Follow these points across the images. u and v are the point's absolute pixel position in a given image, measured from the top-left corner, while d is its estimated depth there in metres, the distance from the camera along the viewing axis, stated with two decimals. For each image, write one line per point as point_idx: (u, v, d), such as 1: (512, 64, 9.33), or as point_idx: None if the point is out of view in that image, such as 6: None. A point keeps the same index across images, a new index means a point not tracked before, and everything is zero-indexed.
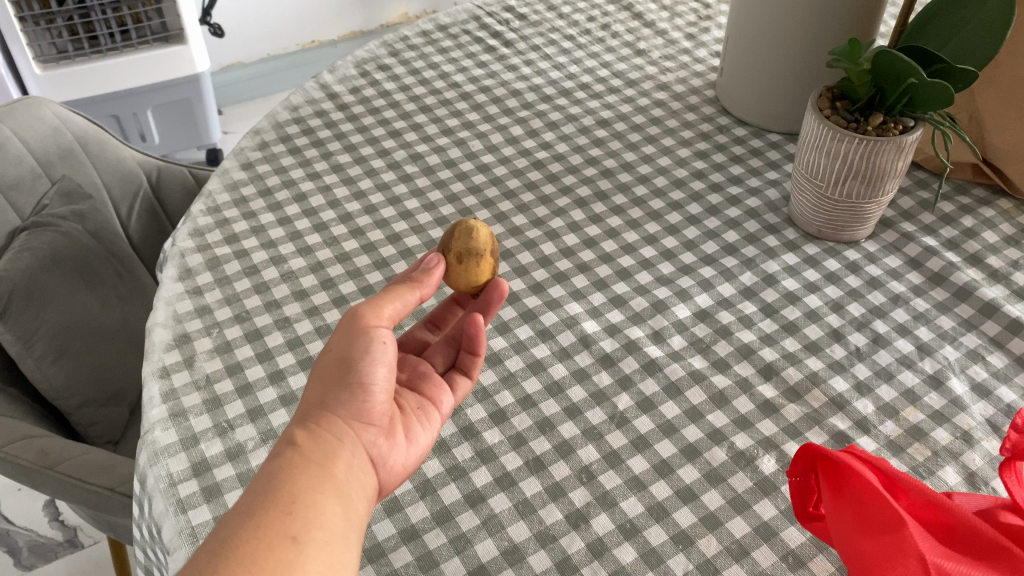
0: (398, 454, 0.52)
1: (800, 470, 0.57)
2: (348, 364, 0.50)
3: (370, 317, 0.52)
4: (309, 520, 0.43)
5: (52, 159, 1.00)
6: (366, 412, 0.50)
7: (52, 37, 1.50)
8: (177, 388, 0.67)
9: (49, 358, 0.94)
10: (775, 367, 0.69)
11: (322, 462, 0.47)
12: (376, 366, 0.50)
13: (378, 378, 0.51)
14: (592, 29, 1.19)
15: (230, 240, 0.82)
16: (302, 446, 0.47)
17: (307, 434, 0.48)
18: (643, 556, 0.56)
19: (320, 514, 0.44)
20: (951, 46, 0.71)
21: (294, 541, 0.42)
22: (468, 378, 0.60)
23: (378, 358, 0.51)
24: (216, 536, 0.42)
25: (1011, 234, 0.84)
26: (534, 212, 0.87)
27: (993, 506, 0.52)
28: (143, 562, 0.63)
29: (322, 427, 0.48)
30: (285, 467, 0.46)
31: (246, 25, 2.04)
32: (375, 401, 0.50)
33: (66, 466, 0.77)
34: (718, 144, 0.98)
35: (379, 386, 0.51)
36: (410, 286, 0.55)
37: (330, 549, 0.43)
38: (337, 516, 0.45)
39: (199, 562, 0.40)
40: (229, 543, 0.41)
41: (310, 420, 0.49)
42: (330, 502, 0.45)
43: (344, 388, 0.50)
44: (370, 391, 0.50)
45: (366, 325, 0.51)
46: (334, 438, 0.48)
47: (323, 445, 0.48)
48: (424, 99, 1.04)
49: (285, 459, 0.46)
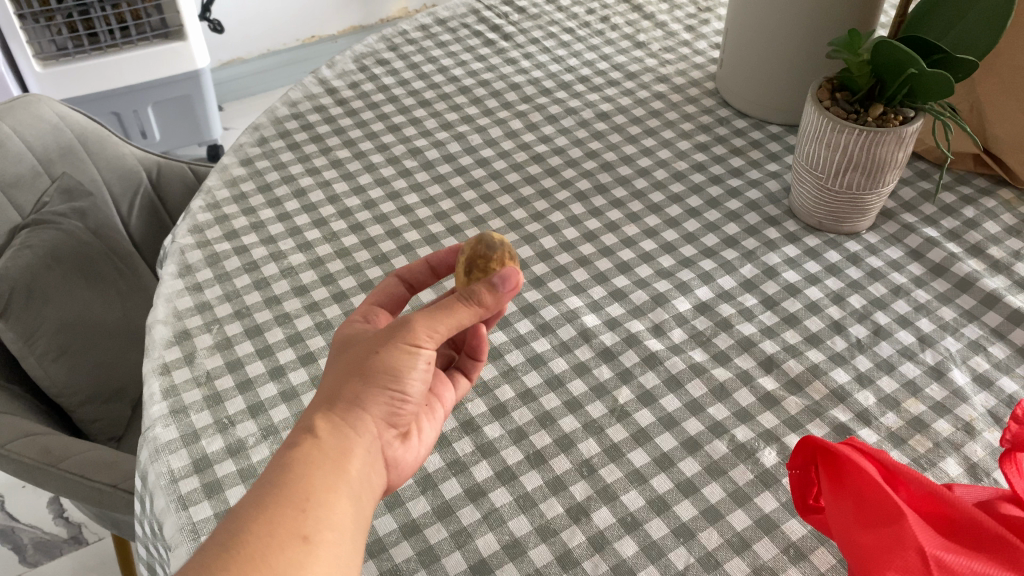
0: (408, 453, 0.52)
1: (800, 463, 0.57)
2: (386, 371, 0.48)
3: (424, 337, 0.48)
4: (322, 520, 0.43)
5: (52, 156, 1.00)
6: (392, 416, 0.50)
7: (51, 35, 1.50)
8: (177, 385, 0.67)
9: (52, 356, 0.94)
10: (776, 359, 0.69)
11: (340, 459, 0.46)
12: (413, 379, 0.49)
13: (414, 390, 0.49)
14: (591, 22, 1.18)
15: (230, 236, 0.82)
16: (322, 439, 0.46)
17: (330, 428, 0.47)
18: (644, 549, 0.56)
19: (332, 514, 0.44)
20: (952, 36, 0.70)
21: (305, 542, 0.42)
22: (467, 377, 0.61)
23: (416, 374, 0.49)
24: (226, 528, 0.42)
25: (1013, 224, 0.83)
26: (534, 206, 0.87)
27: (993, 497, 0.52)
28: (144, 559, 0.63)
29: (347, 424, 0.47)
30: (302, 459, 0.45)
31: (245, 21, 2.04)
32: (404, 409, 0.50)
33: (69, 462, 0.77)
34: (718, 136, 0.97)
35: (410, 398, 0.50)
36: (471, 309, 0.49)
37: (339, 550, 0.43)
38: (348, 516, 0.45)
39: (209, 553, 0.40)
40: (238, 536, 0.41)
41: (334, 413, 0.48)
42: (343, 500, 0.45)
43: (379, 393, 0.48)
44: (400, 400, 0.49)
45: (417, 344, 0.48)
46: (355, 438, 0.47)
47: (343, 443, 0.47)
48: (423, 94, 1.04)
49: (305, 450, 0.46)
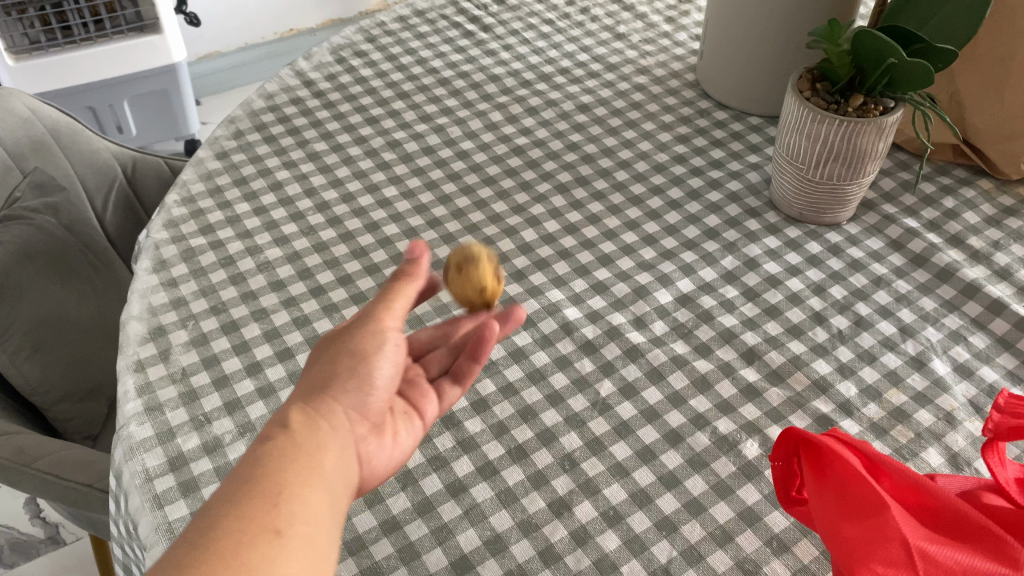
0: (382, 452, 0.50)
1: (783, 455, 0.57)
2: (355, 355, 0.50)
3: (384, 319, 0.52)
4: (294, 513, 0.41)
5: (24, 150, 0.97)
6: (366, 408, 0.49)
7: (24, 27, 1.47)
8: (152, 382, 0.66)
9: (24, 354, 0.92)
10: (757, 351, 0.69)
11: (313, 450, 0.44)
12: (382, 363, 0.50)
13: (383, 376, 0.50)
14: (571, 13, 1.17)
15: (205, 230, 0.81)
16: (295, 430, 0.45)
17: (304, 419, 0.46)
18: (627, 543, 0.56)
19: (305, 508, 0.41)
20: (930, 26, 0.70)
21: (277, 535, 0.39)
22: (460, 386, 0.56)
23: (385, 358, 0.50)
24: (194, 527, 0.39)
25: (992, 214, 0.83)
26: (514, 199, 0.86)
27: (976, 488, 0.52)
28: (120, 559, 0.62)
29: (321, 415, 0.47)
30: (275, 453, 0.43)
31: (221, 14, 2.01)
32: (375, 400, 0.49)
33: (43, 462, 0.75)
34: (699, 127, 0.97)
35: (381, 385, 0.50)
36: (414, 289, 0.53)
37: (313, 545, 0.40)
38: (323, 509, 0.42)
39: (176, 553, 0.38)
40: (207, 534, 0.39)
41: (309, 405, 0.47)
42: (317, 492, 0.42)
43: (350, 380, 0.49)
44: (371, 389, 0.49)
45: (379, 327, 0.51)
46: (328, 428, 0.46)
47: (318, 434, 0.45)
48: (402, 85, 1.03)
49: (278, 444, 0.44)
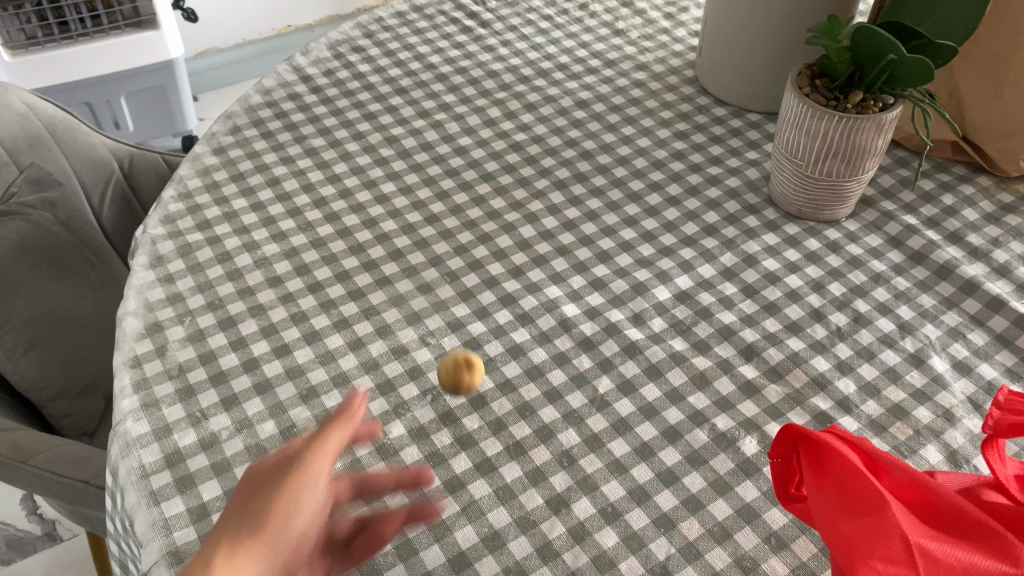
0: None
1: (782, 452, 0.56)
2: (286, 501, 0.44)
3: (326, 461, 0.46)
4: None
5: (20, 146, 0.96)
6: (286, 560, 0.43)
7: (20, 23, 1.46)
8: (149, 378, 0.66)
9: (20, 350, 0.92)
10: (756, 347, 0.69)
11: None
12: (311, 515, 0.45)
13: (310, 527, 0.45)
14: (569, 9, 1.17)
15: (202, 226, 0.80)
16: None
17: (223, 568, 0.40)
18: (625, 540, 0.55)
19: None
20: (931, 22, 0.70)
21: None
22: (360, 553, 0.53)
23: (314, 509, 0.45)
24: None
25: (992, 211, 0.83)
26: (513, 195, 0.86)
27: (976, 484, 0.51)
28: (117, 556, 0.61)
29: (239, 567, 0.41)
30: None
31: (218, 10, 2.00)
32: (297, 552, 0.44)
33: (39, 458, 0.75)
34: (698, 124, 0.96)
35: (306, 536, 0.45)
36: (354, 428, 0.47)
37: None
38: None
39: None
40: None
41: (232, 549, 0.41)
42: None
43: (275, 528, 0.43)
44: (295, 540, 0.44)
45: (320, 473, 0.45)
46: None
47: None
48: (400, 81, 1.02)
49: None
